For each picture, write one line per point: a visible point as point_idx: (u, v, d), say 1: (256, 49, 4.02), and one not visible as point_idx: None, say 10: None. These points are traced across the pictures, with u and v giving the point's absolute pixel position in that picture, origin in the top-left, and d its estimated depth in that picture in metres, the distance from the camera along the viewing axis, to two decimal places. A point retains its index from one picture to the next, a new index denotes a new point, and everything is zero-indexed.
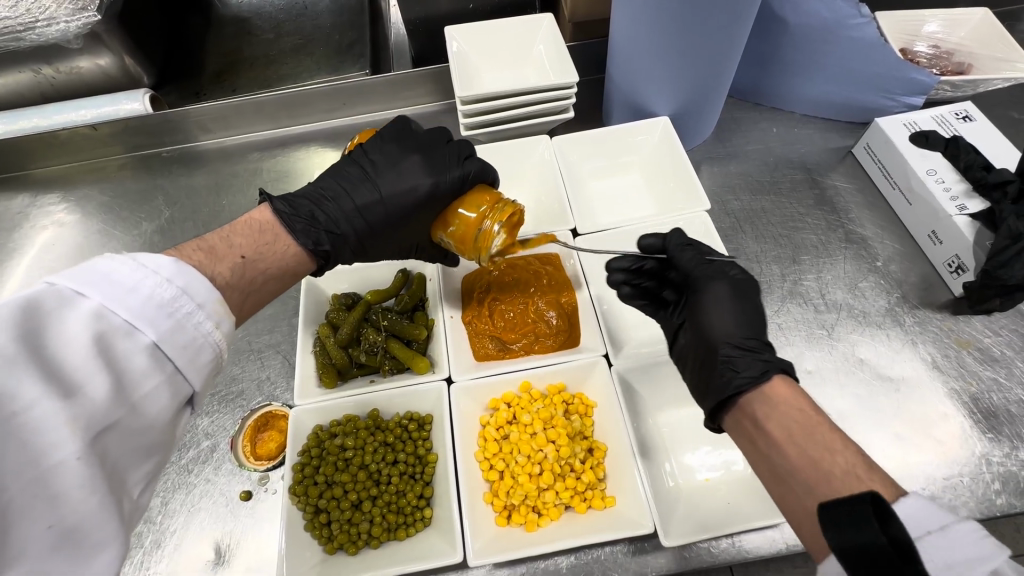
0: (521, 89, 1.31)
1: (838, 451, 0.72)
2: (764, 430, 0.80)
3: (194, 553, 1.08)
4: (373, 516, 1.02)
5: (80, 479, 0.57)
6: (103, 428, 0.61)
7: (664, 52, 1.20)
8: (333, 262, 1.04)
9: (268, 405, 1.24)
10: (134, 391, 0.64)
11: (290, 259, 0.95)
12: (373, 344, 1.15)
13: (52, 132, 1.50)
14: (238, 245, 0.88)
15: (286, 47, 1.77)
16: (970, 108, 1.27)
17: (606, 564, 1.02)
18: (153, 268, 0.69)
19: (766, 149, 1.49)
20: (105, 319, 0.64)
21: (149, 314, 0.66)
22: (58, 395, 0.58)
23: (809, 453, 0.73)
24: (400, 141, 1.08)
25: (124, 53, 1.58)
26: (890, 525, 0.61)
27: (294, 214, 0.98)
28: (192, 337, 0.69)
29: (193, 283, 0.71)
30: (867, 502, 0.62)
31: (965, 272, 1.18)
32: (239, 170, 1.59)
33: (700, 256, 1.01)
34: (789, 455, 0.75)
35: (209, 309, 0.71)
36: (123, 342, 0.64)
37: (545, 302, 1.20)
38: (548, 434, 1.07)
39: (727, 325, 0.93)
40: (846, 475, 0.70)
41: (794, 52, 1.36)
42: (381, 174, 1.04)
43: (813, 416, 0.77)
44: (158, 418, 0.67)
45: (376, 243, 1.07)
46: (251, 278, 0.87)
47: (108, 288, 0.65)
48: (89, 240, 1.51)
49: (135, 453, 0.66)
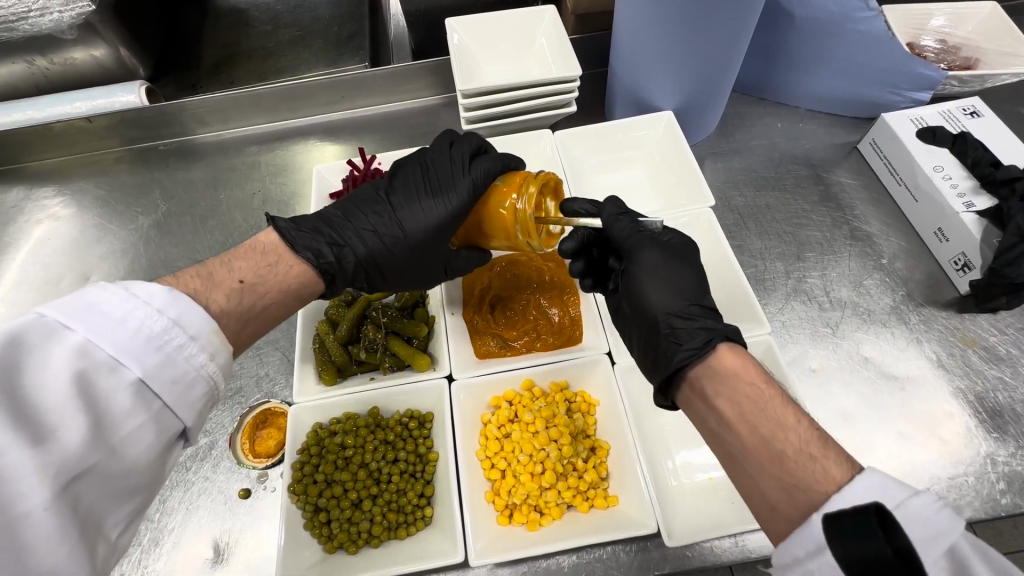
0: (523, 83, 1.30)
1: (791, 428, 0.72)
2: (714, 407, 0.79)
3: (191, 551, 1.07)
4: (373, 515, 1.01)
5: (48, 530, 0.57)
6: (80, 472, 0.61)
7: (669, 45, 1.18)
8: (340, 280, 1.01)
9: (267, 402, 1.23)
10: (114, 433, 0.64)
11: (292, 281, 0.93)
12: (374, 340, 1.13)
13: (46, 125, 1.48)
14: (237, 269, 0.88)
15: (284, 38, 1.74)
16: (978, 104, 1.26)
17: (608, 563, 1.02)
18: (144, 299, 0.69)
19: (771, 145, 1.48)
20: (89, 355, 0.64)
21: (137, 348, 0.66)
22: (30, 441, 0.58)
23: (761, 431, 0.73)
24: (415, 160, 1.10)
25: (119, 45, 1.56)
26: (894, 535, 0.59)
27: (302, 227, 0.99)
28: (181, 371, 0.69)
29: (185, 314, 0.70)
30: (872, 513, 0.61)
31: (971, 270, 1.17)
32: (237, 164, 1.57)
33: (631, 223, 0.98)
34: (741, 434, 0.74)
35: (202, 341, 0.71)
36: (106, 378, 0.65)
37: (548, 299, 1.19)
38: (551, 433, 1.05)
39: (668, 296, 0.93)
40: (800, 454, 0.70)
41: (800, 46, 1.34)
42: (393, 195, 1.06)
43: (764, 389, 0.76)
44: (139, 460, 0.66)
45: (389, 260, 1.04)
46: (249, 303, 0.86)
47: (97, 321, 0.65)
48: (85, 234, 1.50)
49: (117, 494, 0.65)
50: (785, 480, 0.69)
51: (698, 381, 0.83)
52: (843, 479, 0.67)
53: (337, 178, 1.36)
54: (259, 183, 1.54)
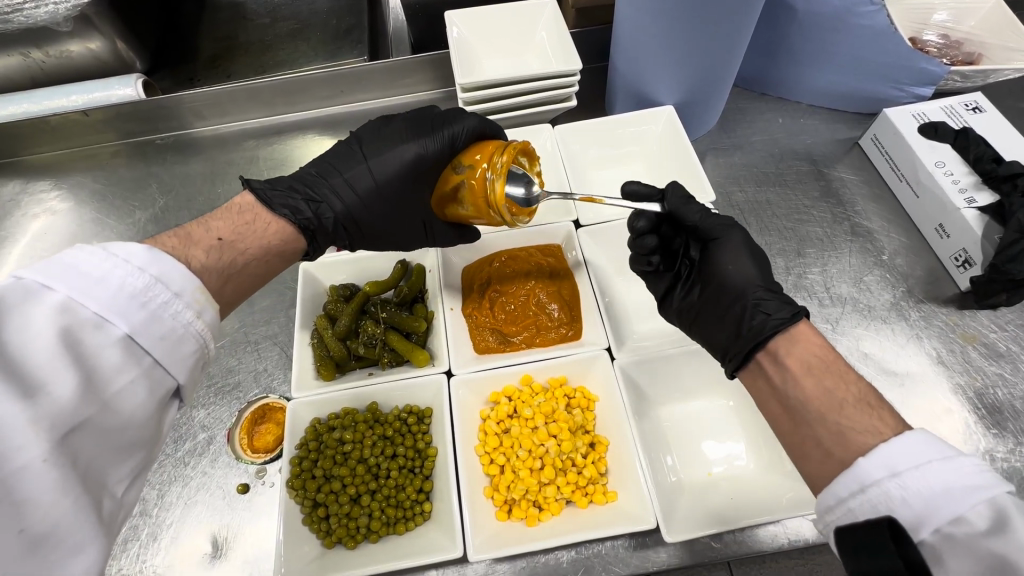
0: (522, 77, 1.29)
1: (851, 383, 0.79)
2: (781, 363, 0.85)
3: (190, 545, 1.07)
4: (372, 510, 1.01)
5: (49, 482, 0.57)
6: (73, 427, 0.60)
7: (667, 37, 1.17)
8: (321, 237, 1.02)
9: (265, 397, 1.22)
10: (107, 388, 0.64)
11: (272, 239, 0.93)
12: (372, 336, 1.12)
13: (42, 118, 1.47)
14: (215, 228, 0.88)
15: (282, 32, 1.73)
16: (980, 100, 1.25)
17: (608, 558, 1.01)
18: (125, 258, 0.68)
19: (772, 140, 1.47)
20: (72, 312, 0.63)
21: (120, 305, 0.66)
22: (19, 395, 0.57)
23: (825, 384, 0.79)
24: (388, 120, 1.10)
25: (116, 37, 1.55)
26: (904, 547, 0.61)
27: (273, 188, 0.98)
28: (169, 328, 0.69)
29: (168, 271, 0.71)
30: (884, 526, 0.63)
31: (972, 267, 1.17)
32: (235, 158, 1.56)
33: (704, 206, 0.99)
34: (805, 387, 0.80)
35: (187, 298, 0.71)
36: (93, 335, 0.64)
37: (547, 294, 1.18)
38: (550, 428, 1.06)
39: (749, 275, 0.94)
40: (859, 405, 0.76)
41: (802, 41, 1.33)
42: (369, 150, 1.06)
43: (830, 353, 0.83)
44: (134, 416, 0.66)
45: (367, 216, 1.06)
46: (229, 260, 0.85)
47: (76, 279, 0.65)
48: (82, 228, 1.49)
49: (115, 452, 0.65)
50: (843, 425, 0.75)
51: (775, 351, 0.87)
52: (897, 428, 0.73)
53: None
54: (257, 177, 1.53)
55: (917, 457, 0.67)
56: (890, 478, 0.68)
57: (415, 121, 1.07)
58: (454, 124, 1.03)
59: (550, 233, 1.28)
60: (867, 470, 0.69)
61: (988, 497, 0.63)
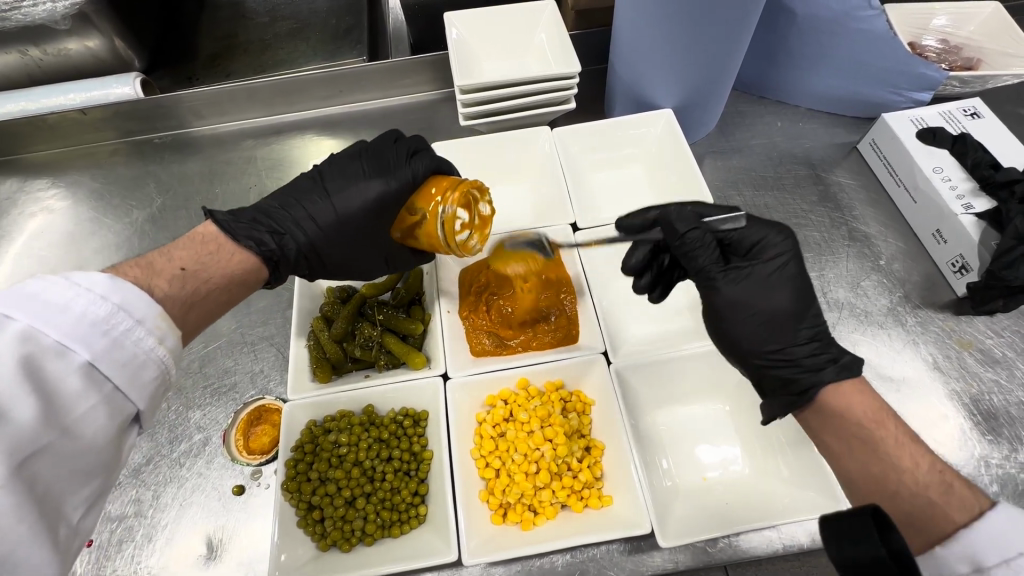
0: (521, 79, 1.29)
1: (907, 470, 0.78)
2: (842, 437, 0.84)
3: (185, 546, 1.07)
4: (366, 512, 1.01)
5: (5, 507, 0.58)
6: (33, 453, 0.62)
7: (668, 41, 1.17)
8: (283, 266, 1.02)
9: (262, 398, 1.22)
10: (67, 414, 0.64)
11: (234, 268, 0.93)
12: (369, 338, 1.13)
13: (40, 116, 1.46)
14: (178, 258, 0.87)
15: (281, 31, 1.73)
16: (979, 105, 1.25)
17: (602, 562, 1.02)
18: (87, 286, 0.68)
19: (770, 144, 1.47)
20: (33, 340, 0.64)
21: (81, 333, 0.66)
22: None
23: (893, 463, 0.79)
24: (352, 152, 1.10)
25: (115, 36, 1.55)
26: (887, 534, 0.64)
27: (235, 219, 0.98)
28: (131, 355, 0.69)
29: (130, 299, 0.70)
30: (868, 514, 0.65)
31: (969, 272, 1.17)
32: (233, 158, 1.56)
33: (706, 252, 0.93)
34: (872, 466, 0.80)
35: (149, 325, 0.70)
36: (54, 363, 0.64)
37: (544, 298, 1.18)
38: (546, 432, 1.06)
39: (758, 334, 0.91)
40: (933, 486, 0.76)
41: (801, 44, 1.33)
42: (328, 181, 1.06)
43: (892, 422, 0.82)
44: (96, 440, 0.67)
45: (329, 248, 1.05)
46: (192, 289, 0.85)
47: (37, 309, 0.65)
48: (78, 227, 1.48)
49: (75, 476, 0.66)
50: (921, 509, 0.75)
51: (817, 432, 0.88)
52: (976, 505, 0.73)
53: None
54: (255, 177, 1.53)
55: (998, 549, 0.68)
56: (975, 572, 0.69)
57: (378, 154, 1.08)
58: (410, 162, 1.06)
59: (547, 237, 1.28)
60: (954, 561, 0.71)
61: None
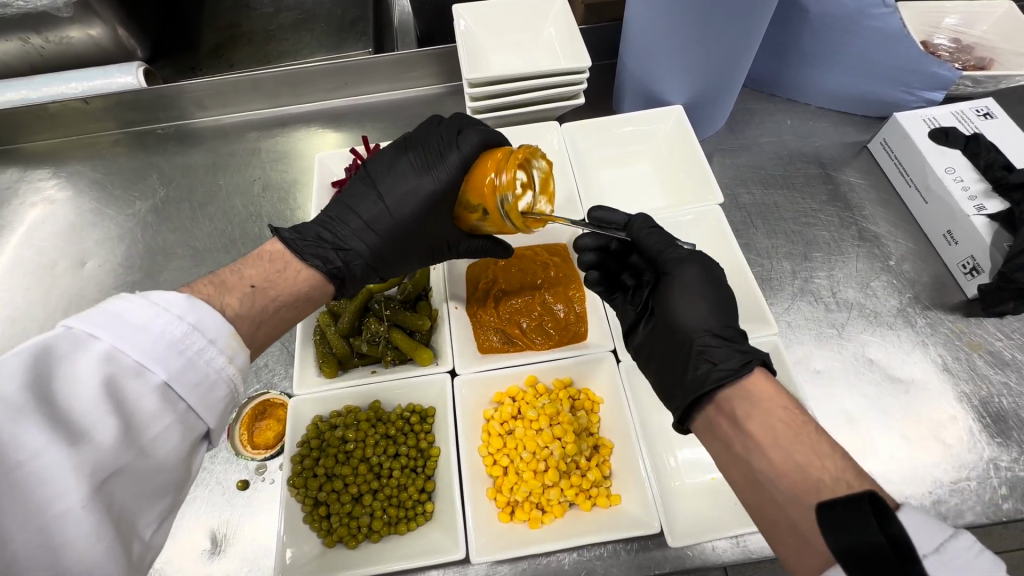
0: (531, 73, 1.27)
1: (826, 458, 0.68)
2: (743, 428, 0.75)
3: (189, 541, 1.06)
4: (373, 509, 1.01)
5: (87, 527, 0.58)
6: (112, 471, 0.61)
7: (681, 37, 1.15)
8: (350, 282, 1.02)
9: (266, 393, 1.21)
10: (143, 434, 0.64)
11: (301, 286, 0.94)
12: (375, 334, 1.11)
13: (41, 105, 1.45)
14: (248, 275, 0.87)
15: (286, 22, 1.71)
16: (992, 106, 1.24)
17: (609, 561, 1.01)
18: (164, 306, 0.69)
19: (780, 142, 1.46)
20: (115, 361, 0.64)
21: (159, 353, 0.66)
22: (66, 441, 0.59)
23: (795, 456, 0.69)
24: (397, 150, 1.08)
25: (117, 24, 1.54)
26: (888, 524, 0.58)
27: (300, 239, 0.98)
28: (203, 374, 0.69)
29: (204, 318, 0.70)
30: (865, 501, 0.59)
31: (979, 274, 1.16)
32: (237, 150, 1.54)
33: (666, 238, 0.99)
34: (771, 458, 0.70)
35: (221, 344, 0.71)
36: (133, 382, 0.65)
37: (553, 295, 1.18)
38: (554, 431, 1.05)
39: (701, 315, 0.90)
40: (835, 483, 0.66)
41: (813, 42, 1.32)
42: (380, 184, 1.05)
43: (798, 416, 0.72)
44: (168, 459, 0.67)
45: (391, 252, 1.05)
46: (261, 306, 0.85)
47: (120, 330, 0.65)
48: (81, 218, 1.47)
49: (148, 495, 0.65)
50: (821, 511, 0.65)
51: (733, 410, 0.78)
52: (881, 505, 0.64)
53: (339, 167, 1.34)
54: (260, 169, 1.51)
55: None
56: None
57: (424, 149, 1.06)
58: (457, 146, 1.02)
59: (554, 233, 1.26)
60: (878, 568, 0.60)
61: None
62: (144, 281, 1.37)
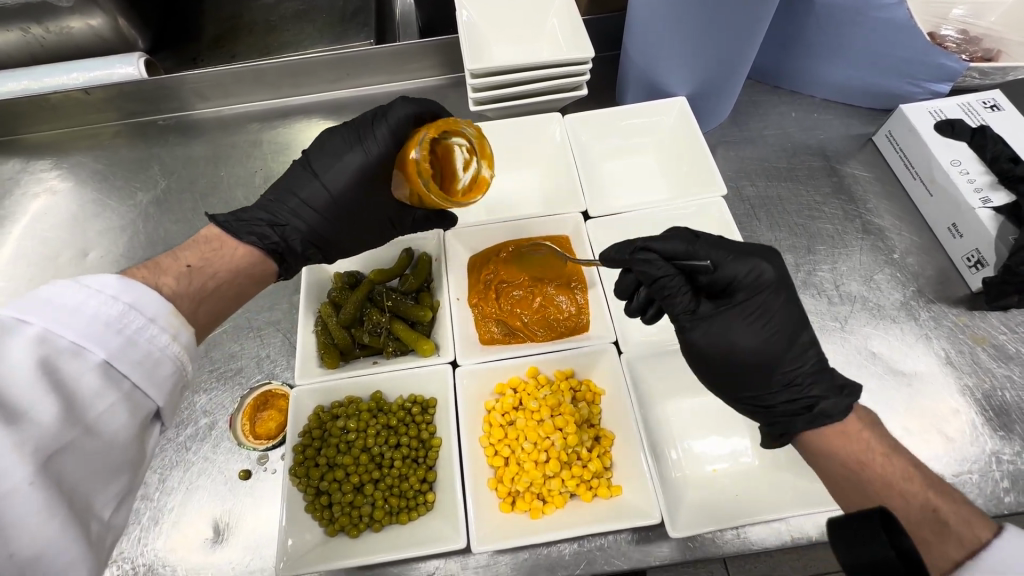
0: (533, 64, 1.27)
1: (910, 491, 0.77)
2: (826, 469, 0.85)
3: (192, 529, 1.07)
4: (375, 498, 1.01)
5: (35, 504, 0.57)
6: (57, 450, 0.61)
7: (684, 26, 1.14)
8: (291, 258, 1.02)
9: (268, 383, 1.21)
10: (87, 413, 0.64)
11: (239, 261, 0.93)
12: (377, 325, 1.12)
13: (42, 96, 1.44)
14: (182, 256, 0.87)
15: (287, 13, 1.70)
16: (999, 98, 1.23)
17: (610, 552, 1.01)
18: (97, 288, 0.69)
19: (784, 135, 1.45)
20: (49, 343, 0.64)
21: (96, 333, 0.66)
22: (4, 421, 0.58)
23: (877, 493, 0.78)
24: (331, 134, 1.09)
25: (118, 15, 1.53)
26: (897, 538, 0.64)
27: (234, 221, 0.97)
28: (145, 352, 0.69)
29: (141, 297, 0.71)
30: (876, 517, 0.65)
31: (984, 267, 1.16)
32: (238, 141, 1.54)
33: (683, 302, 0.90)
34: (854, 497, 0.80)
35: (162, 322, 0.71)
36: (71, 363, 0.65)
37: (554, 287, 1.19)
38: (556, 421, 1.05)
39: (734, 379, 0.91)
40: (927, 513, 0.74)
41: (819, 34, 1.31)
42: (316, 164, 1.06)
43: (881, 455, 0.80)
44: (117, 437, 0.66)
45: (332, 230, 1.05)
46: (199, 285, 0.85)
47: (50, 312, 0.65)
48: (82, 209, 1.47)
49: (102, 473, 0.65)
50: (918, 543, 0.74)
51: (814, 446, 0.86)
52: (977, 533, 0.71)
53: None
54: (261, 160, 1.51)
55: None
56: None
57: (354, 127, 1.06)
58: (387, 116, 1.04)
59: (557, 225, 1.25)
60: None
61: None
62: None
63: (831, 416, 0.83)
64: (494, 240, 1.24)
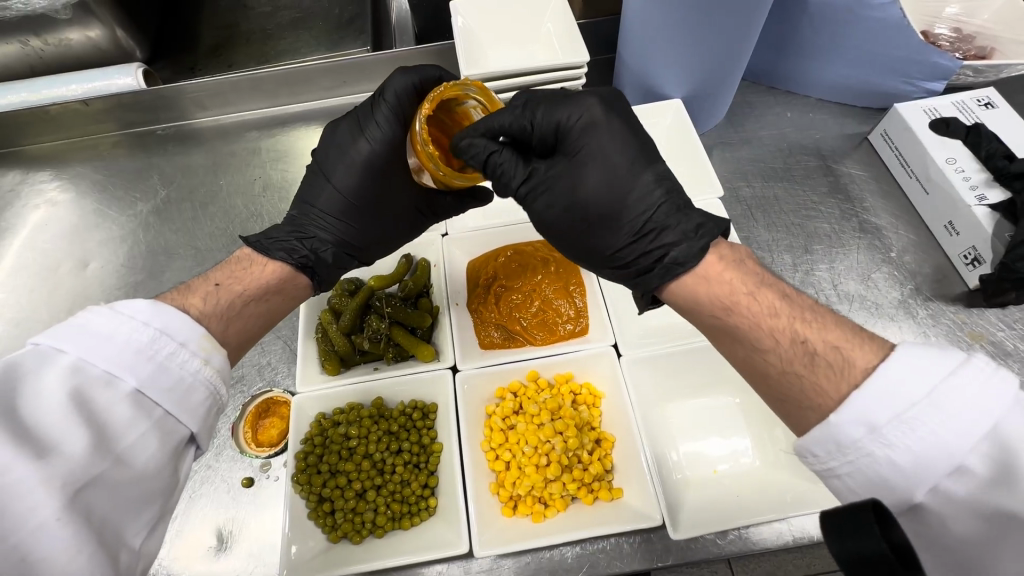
0: (531, 68, 1.28)
1: (802, 329, 0.69)
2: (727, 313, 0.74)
3: (196, 538, 1.07)
4: (377, 505, 1.02)
5: (63, 540, 0.57)
6: (85, 483, 0.60)
7: (677, 28, 1.15)
8: (325, 268, 1.02)
9: (269, 391, 1.22)
10: (118, 442, 0.64)
11: (269, 278, 0.93)
12: (377, 331, 1.12)
13: (42, 108, 1.45)
14: (211, 276, 0.87)
15: (284, 20, 1.70)
16: (993, 95, 1.23)
17: (612, 554, 1.02)
18: (130, 314, 0.70)
19: (779, 135, 1.46)
20: (83, 372, 0.65)
21: (129, 360, 0.67)
22: (32, 457, 0.58)
23: (772, 333, 0.71)
24: (334, 131, 1.06)
25: (116, 26, 1.54)
26: (890, 529, 0.50)
27: (264, 240, 0.97)
28: (177, 377, 0.70)
29: (172, 323, 0.72)
30: (869, 507, 0.50)
31: (982, 265, 1.16)
32: (238, 149, 1.55)
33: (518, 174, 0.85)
34: (762, 339, 0.71)
35: (193, 346, 0.72)
36: (103, 392, 0.65)
37: (553, 291, 1.19)
38: (556, 425, 1.05)
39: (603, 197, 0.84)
40: (827, 350, 0.67)
41: (813, 34, 1.31)
42: (329, 167, 1.04)
43: (768, 298, 0.73)
44: (147, 468, 0.66)
45: (359, 231, 1.05)
46: (228, 303, 0.84)
47: (85, 341, 0.67)
48: (83, 219, 1.47)
49: (131, 504, 0.64)
50: (810, 381, 0.67)
51: (678, 297, 0.80)
52: (876, 353, 0.65)
53: None
54: (260, 169, 1.52)
55: (900, 402, 0.61)
56: (869, 435, 0.62)
57: (357, 116, 1.05)
58: (385, 94, 1.00)
59: None
60: (846, 431, 0.63)
61: (993, 424, 0.58)
62: (147, 281, 1.38)
63: (682, 263, 0.78)
64: (493, 245, 1.26)
